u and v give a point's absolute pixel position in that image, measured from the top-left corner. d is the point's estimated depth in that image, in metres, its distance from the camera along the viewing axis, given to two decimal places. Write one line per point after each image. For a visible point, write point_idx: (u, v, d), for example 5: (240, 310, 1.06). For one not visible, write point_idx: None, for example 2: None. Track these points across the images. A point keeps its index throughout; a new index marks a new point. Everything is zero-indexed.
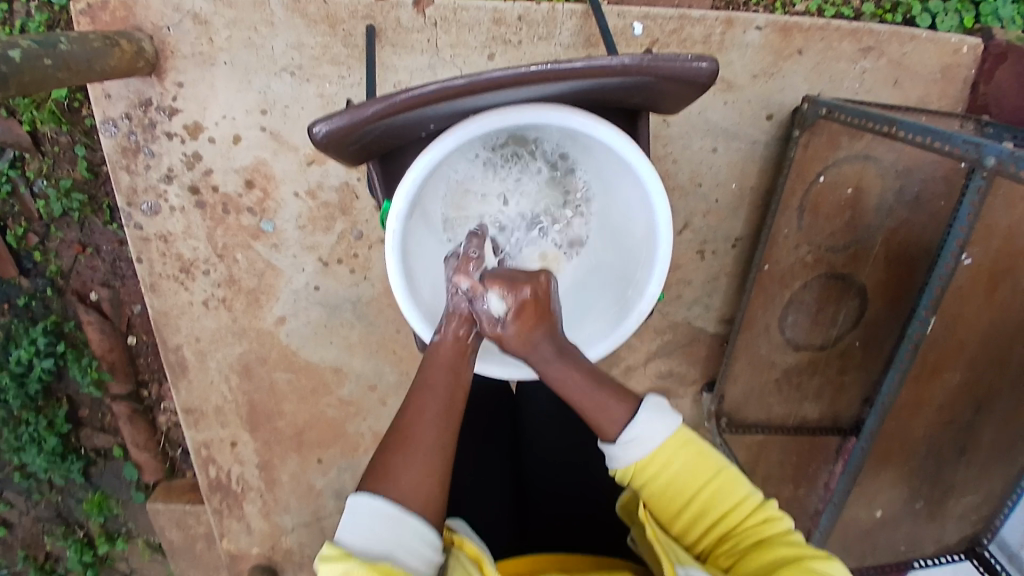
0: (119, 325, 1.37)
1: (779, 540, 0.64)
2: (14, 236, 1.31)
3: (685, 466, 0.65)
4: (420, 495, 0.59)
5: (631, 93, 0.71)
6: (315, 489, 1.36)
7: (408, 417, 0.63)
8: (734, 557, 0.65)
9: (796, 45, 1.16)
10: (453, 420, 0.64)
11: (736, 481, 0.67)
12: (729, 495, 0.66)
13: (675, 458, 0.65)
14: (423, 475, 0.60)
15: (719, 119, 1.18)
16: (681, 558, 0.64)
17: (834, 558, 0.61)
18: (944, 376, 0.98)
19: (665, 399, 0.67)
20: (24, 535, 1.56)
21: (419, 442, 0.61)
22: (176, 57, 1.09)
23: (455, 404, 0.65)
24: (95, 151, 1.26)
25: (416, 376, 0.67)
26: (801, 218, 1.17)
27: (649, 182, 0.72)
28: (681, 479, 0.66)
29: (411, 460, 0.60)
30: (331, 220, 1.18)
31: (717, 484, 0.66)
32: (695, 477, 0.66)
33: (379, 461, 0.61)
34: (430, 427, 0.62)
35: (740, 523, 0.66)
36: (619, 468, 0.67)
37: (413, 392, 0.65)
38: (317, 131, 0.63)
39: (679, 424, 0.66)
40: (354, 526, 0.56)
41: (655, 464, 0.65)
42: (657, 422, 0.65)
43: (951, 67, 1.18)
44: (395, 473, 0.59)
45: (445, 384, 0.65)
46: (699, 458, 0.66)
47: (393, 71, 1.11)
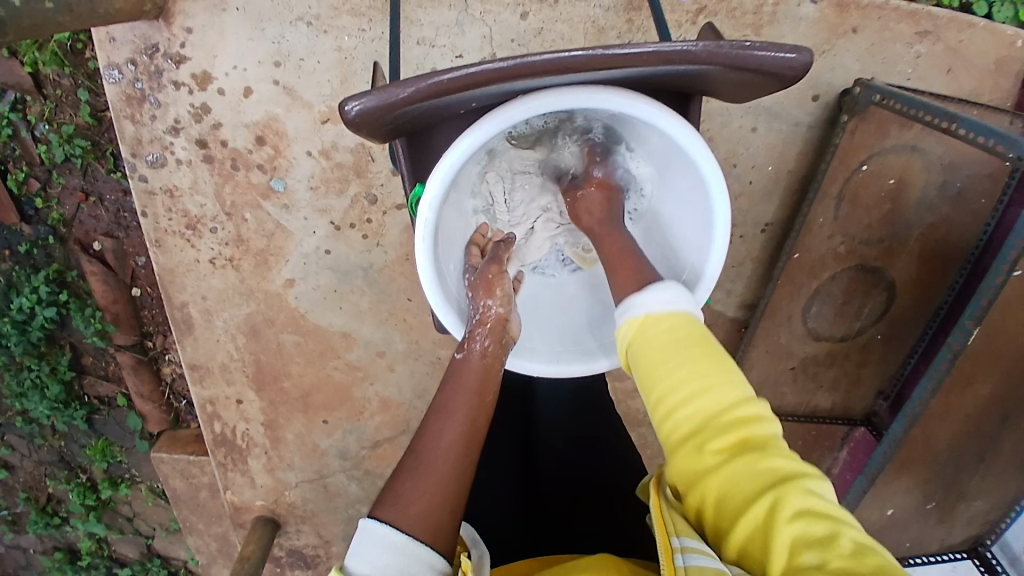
0: (123, 277, 1.33)
1: (767, 447, 0.52)
2: (15, 180, 1.26)
3: (680, 346, 0.56)
4: (431, 521, 0.54)
5: (697, 80, 0.64)
6: (319, 449, 1.35)
7: (423, 442, 0.59)
8: (715, 461, 0.52)
9: (851, 22, 1.07)
10: (473, 445, 0.60)
11: (730, 376, 0.55)
12: (721, 390, 0.54)
13: (672, 338, 0.57)
14: (438, 499, 0.56)
15: (762, 96, 1.11)
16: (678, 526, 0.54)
17: (824, 478, 0.51)
18: (976, 387, 0.95)
19: (681, 287, 0.62)
20: (25, 478, 1.58)
21: (433, 468, 0.57)
22: (185, 2, 1.01)
23: (477, 425, 0.61)
24: (99, 96, 1.19)
25: (435, 399, 0.64)
26: (839, 207, 1.11)
27: (709, 173, 0.66)
28: (672, 359, 0.56)
29: (423, 485, 0.56)
30: (345, 182, 1.13)
31: (710, 369, 0.55)
32: (685, 363, 0.55)
33: (391, 486, 0.57)
34: (445, 452, 0.58)
35: (728, 420, 0.53)
36: (627, 322, 0.61)
37: (430, 417, 0.62)
38: (350, 109, 0.57)
39: (683, 308, 0.60)
40: (362, 554, 0.51)
41: (651, 333, 0.58)
42: (662, 300, 0.60)
43: (1013, 54, 1.09)
44: (405, 499, 0.55)
45: (464, 408, 0.62)
46: (697, 344, 0.56)
47: (417, 27, 1.03)
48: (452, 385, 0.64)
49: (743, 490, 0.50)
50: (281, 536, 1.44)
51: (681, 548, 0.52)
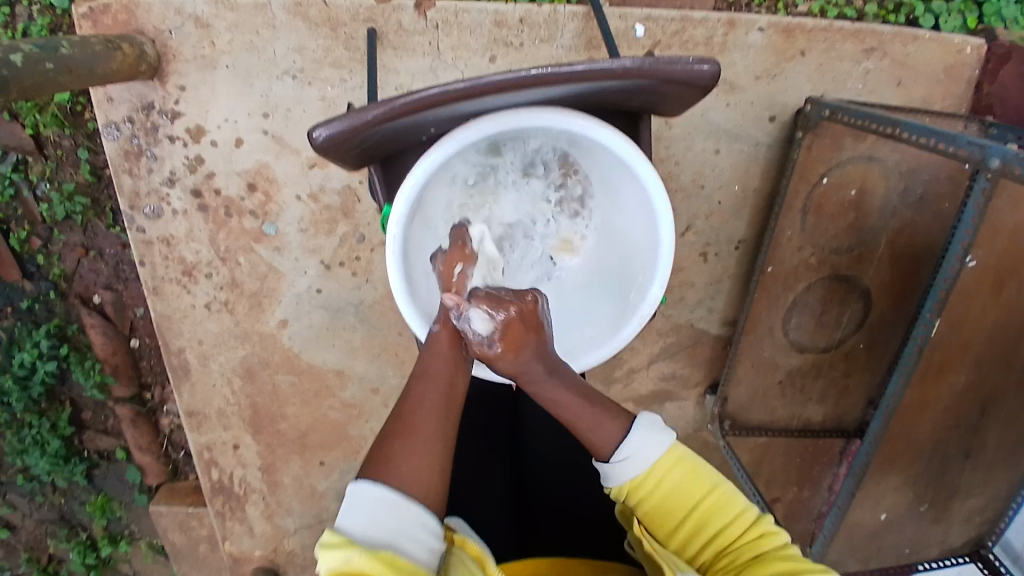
0: (122, 328, 1.37)
1: (774, 555, 0.64)
2: (17, 239, 1.31)
3: (682, 481, 0.66)
4: (421, 482, 0.58)
5: (633, 96, 0.70)
6: (317, 492, 1.36)
7: (407, 408, 0.62)
8: (733, 572, 0.64)
9: (798, 46, 1.15)
10: (454, 410, 0.64)
11: (734, 497, 0.67)
12: (724, 511, 0.66)
13: (672, 477, 0.66)
14: (427, 460, 0.59)
15: (722, 121, 1.18)
16: (678, 568, 0.64)
17: (829, 571, 0.62)
18: (949, 378, 0.98)
19: (659, 418, 0.68)
20: (26, 538, 1.57)
21: (419, 432, 0.60)
22: (179, 61, 1.09)
23: (456, 389, 0.65)
24: (98, 154, 1.26)
25: (417, 366, 0.66)
26: (804, 219, 1.16)
27: (648, 180, 0.72)
28: (677, 493, 0.66)
29: (411, 447, 0.59)
30: (334, 223, 1.19)
31: (714, 505, 0.66)
32: (690, 496, 0.66)
33: (378, 450, 0.60)
34: (429, 417, 0.61)
35: (737, 540, 0.66)
36: (617, 486, 0.67)
37: (412, 384, 0.64)
38: (317, 136, 0.63)
39: (672, 441, 0.67)
40: (355, 513, 0.55)
41: (650, 477, 0.66)
42: (650, 440, 0.66)
43: (952, 68, 1.17)
44: (394, 461, 0.58)
45: (445, 371, 0.65)
46: (694, 473, 0.66)
47: (395, 74, 1.11)
48: (437, 347, 0.67)
49: None
50: None
51: None
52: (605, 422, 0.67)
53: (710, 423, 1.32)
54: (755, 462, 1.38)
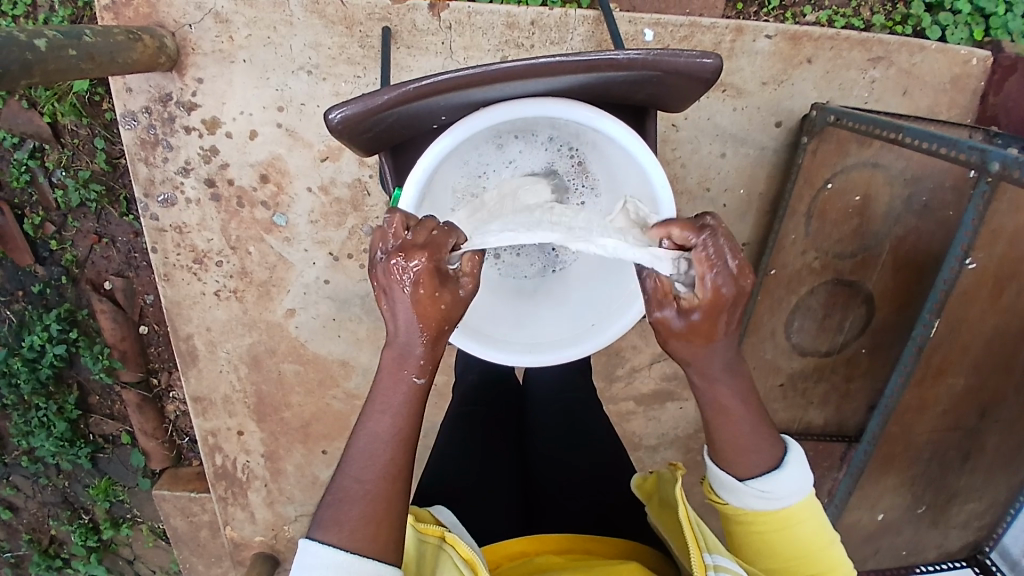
0: (132, 314, 1.39)
1: None
2: (31, 224, 1.34)
3: (802, 532, 0.67)
4: (368, 536, 0.59)
5: (637, 88, 0.72)
6: (319, 481, 1.38)
7: (353, 458, 0.62)
8: None
9: (805, 54, 1.17)
10: (405, 458, 0.62)
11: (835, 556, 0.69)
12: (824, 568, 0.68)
13: (800, 526, 0.68)
14: (372, 514, 0.60)
15: (728, 125, 1.20)
16: (709, 544, 0.67)
17: None
18: (949, 380, 0.99)
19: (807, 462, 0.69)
20: (28, 520, 1.59)
21: (359, 490, 0.60)
22: (196, 54, 1.11)
23: (406, 438, 0.62)
24: (114, 144, 1.29)
25: (363, 414, 0.64)
26: (809, 224, 1.16)
27: (652, 172, 0.73)
28: (789, 538, 0.68)
29: (352, 507, 0.60)
30: (343, 215, 1.21)
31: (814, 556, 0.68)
32: (799, 541, 0.68)
33: (327, 506, 0.61)
34: (369, 474, 0.61)
35: None
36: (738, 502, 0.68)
37: (358, 433, 0.63)
38: (333, 117, 0.65)
39: (806, 490, 0.68)
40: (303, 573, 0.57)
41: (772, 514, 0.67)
42: (793, 482, 0.67)
43: (959, 79, 1.19)
44: (338, 519, 0.59)
45: (390, 424, 0.62)
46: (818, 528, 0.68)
47: (408, 72, 1.13)
48: (376, 400, 0.63)
49: None
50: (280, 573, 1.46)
51: (712, 563, 0.65)
52: (750, 454, 0.67)
53: None
54: None
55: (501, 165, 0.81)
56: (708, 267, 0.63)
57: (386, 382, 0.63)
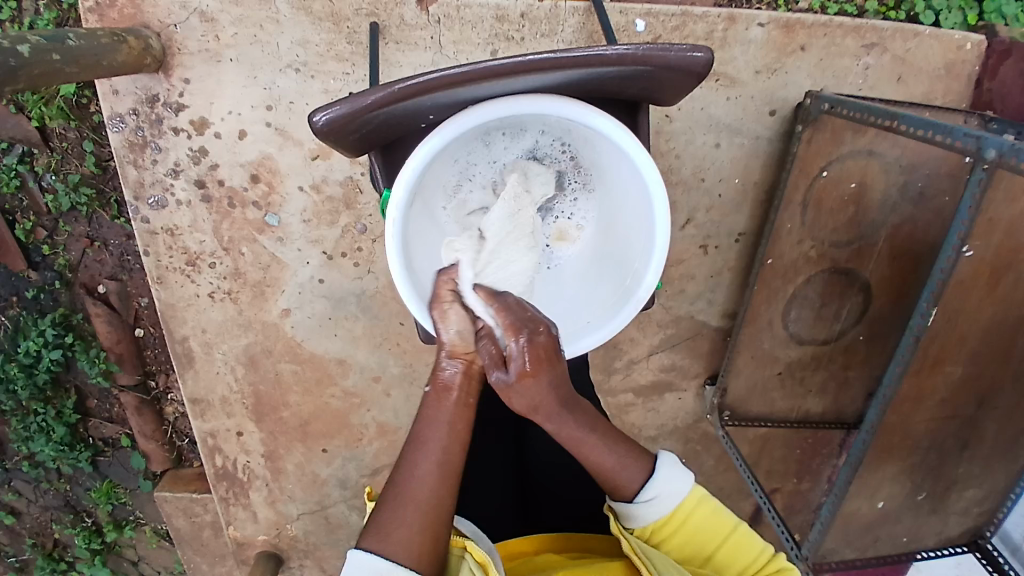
0: (127, 317, 1.39)
1: None
2: (23, 229, 1.33)
3: (703, 525, 0.73)
4: (412, 547, 0.63)
5: (627, 82, 0.71)
6: (319, 479, 1.39)
7: (401, 472, 0.66)
8: None
9: (799, 41, 1.16)
10: (450, 472, 0.66)
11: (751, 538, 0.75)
12: (746, 554, 0.75)
13: (697, 518, 0.73)
14: (418, 525, 0.64)
15: (722, 115, 1.19)
16: (656, 566, 0.68)
17: None
18: (947, 369, 0.99)
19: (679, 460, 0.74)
20: (31, 523, 1.60)
21: (411, 498, 0.64)
22: (183, 54, 1.10)
23: (451, 452, 0.67)
24: (103, 147, 1.28)
25: (411, 430, 0.68)
26: (804, 213, 1.17)
27: (644, 168, 0.72)
28: (692, 534, 0.73)
29: (403, 514, 0.64)
30: (336, 214, 1.20)
31: (734, 544, 0.74)
32: (715, 535, 0.74)
33: (374, 517, 0.65)
34: (422, 483, 0.65)
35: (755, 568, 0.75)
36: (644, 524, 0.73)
37: (407, 448, 0.67)
38: (319, 120, 0.64)
39: (693, 485, 0.73)
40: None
41: (683, 520, 0.72)
42: (678, 485, 0.72)
43: (954, 64, 1.18)
44: (385, 529, 0.63)
45: (438, 439, 0.67)
46: (715, 516, 0.74)
47: (397, 67, 1.12)
48: (428, 415, 0.68)
49: None
50: (283, 571, 1.46)
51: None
52: (629, 472, 0.72)
53: (710, 414, 1.35)
54: (753, 453, 1.40)
55: (492, 162, 0.80)
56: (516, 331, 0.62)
57: (433, 401, 0.68)
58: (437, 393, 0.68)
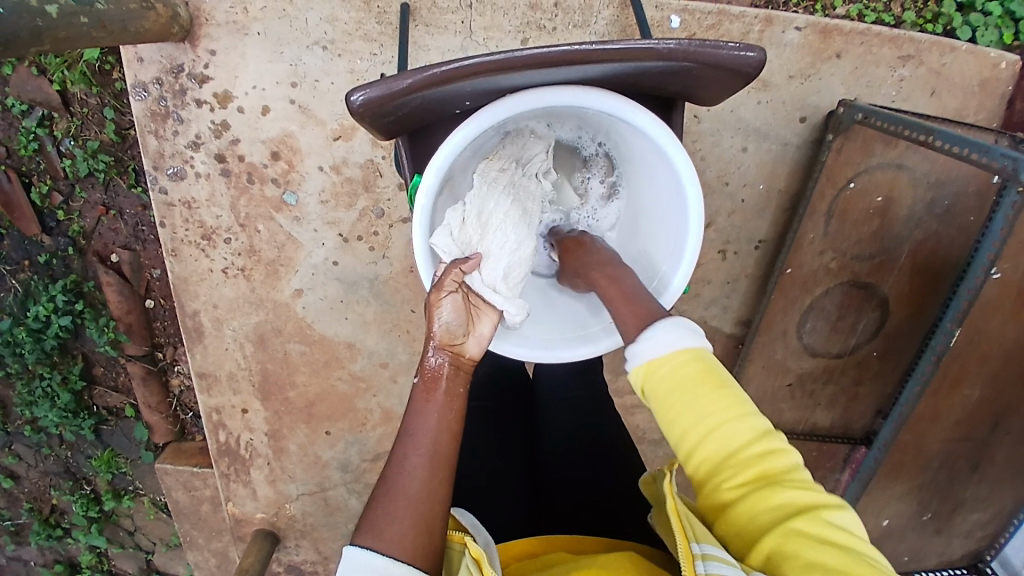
0: (138, 288, 1.38)
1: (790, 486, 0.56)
2: (39, 193, 1.32)
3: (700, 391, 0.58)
4: (408, 544, 0.57)
5: (669, 79, 0.70)
6: (321, 461, 1.38)
7: (392, 466, 0.61)
8: (739, 494, 0.57)
9: (834, 48, 1.14)
10: (442, 464, 0.62)
11: (749, 416, 0.58)
12: (742, 431, 0.57)
13: (685, 375, 0.59)
14: (413, 521, 0.59)
15: (751, 118, 1.17)
16: (697, 533, 0.59)
17: (846, 508, 0.55)
18: (964, 391, 0.97)
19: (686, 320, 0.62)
20: (30, 488, 1.60)
21: (400, 494, 0.60)
22: (210, 25, 1.09)
23: (440, 444, 0.62)
24: (124, 115, 1.27)
25: (401, 424, 0.64)
26: (828, 222, 1.14)
27: (682, 168, 0.71)
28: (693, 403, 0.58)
29: (394, 509, 0.59)
30: (354, 196, 1.19)
31: (727, 415, 0.57)
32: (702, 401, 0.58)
33: (365, 516, 0.60)
34: (411, 476, 0.60)
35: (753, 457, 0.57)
36: (634, 371, 0.62)
37: (398, 443, 0.63)
38: (354, 100, 0.63)
39: (693, 341, 0.60)
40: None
41: (664, 369, 0.60)
42: (673, 335, 0.61)
43: (989, 81, 1.16)
44: (377, 527, 0.58)
45: (426, 431, 0.63)
46: (710, 379, 0.58)
47: (425, 52, 1.10)
48: (418, 405, 0.64)
49: (762, 523, 0.55)
50: (279, 549, 1.46)
51: (700, 554, 0.56)
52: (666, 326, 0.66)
53: None
54: None
55: None
56: (436, 300, 0.67)
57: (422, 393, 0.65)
58: (425, 384, 0.65)
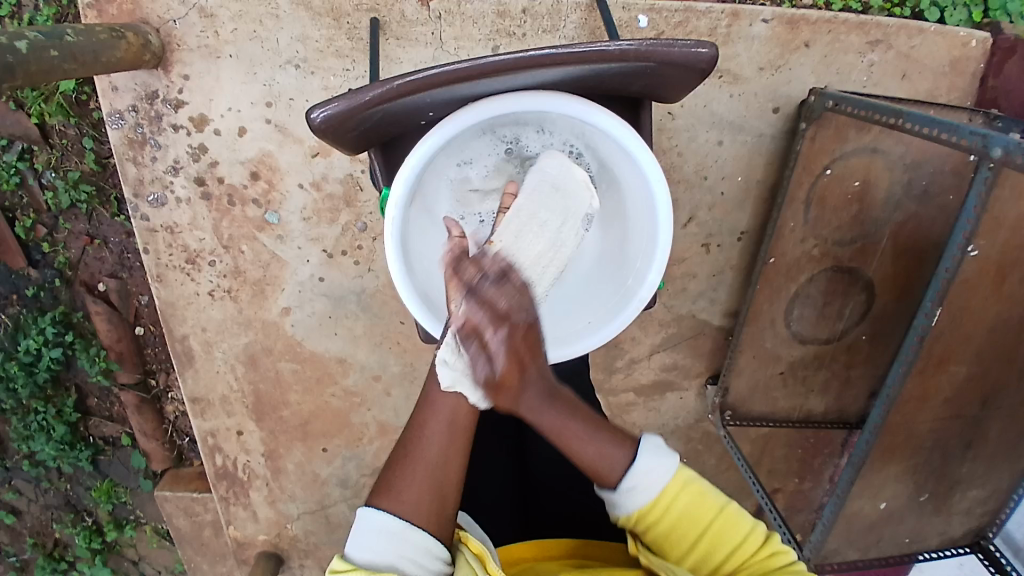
0: (127, 315, 1.38)
1: (784, 572, 0.66)
2: (23, 226, 1.33)
3: (688, 506, 0.67)
4: (422, 509, 0.62)
5: (630, 79, 0.71)
6: (319, 478, 1.38)
7: (414, 430, 0.65)
8: None
9: (802, 38, 1.15)
10: (461, 437, 0.65)
11: (740, 517, 0.69)
12: (734, 531, 0.68)
13: (680, 504, 0.67)
14: (429, 488, 0.63)
15: (725, 112, 1.18)
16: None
17: None
18: (951, 368, 0.98)
19: (663, 440, 0.70)
20: (32, 523, 1.59)
21: (421, 459, 0.64)
22: (183, 50, 1.09)
23: (462, 416, 0.66)
24: (103, 144, 1.27)
25: (424, 392, 0.67)
26: (807, 211, 1.16)
27: (647, 166, 0.72)
28: (685, 517, 0.67)
29: (414, 473, 0.63)
30: (336, 212, 1.19)
31: (718, 524, 0.68)
32: (698, 517, 0.68)
33: (383, 478, 0.64)
34: (431, 444, 0.64)
35: (751, 557, 0.68)
36: (625, 516, 0.69)
37: (420, 408, 0.67)
38: (316, 116, 0.64)
39: (677, 465, 0.69)
40: (360, 542, 0.60)
41: (659, 508, 0.67)
42: (660, 464, 0.68)
43: (958, 61, 1.17)
44: (396, 490, 0.62)
45: (449, 401, 0.66)
46: (699, 498, 0.68)
47: (398, 64, 1.11)
48: (441, 376, 0.67)
49: None
50: (284, 570, 1.46)
51: None
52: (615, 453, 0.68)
53: (712, 413, 1.33)
54: (755, 453, 1.39)
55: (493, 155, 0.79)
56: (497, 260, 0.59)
57: None
58: None
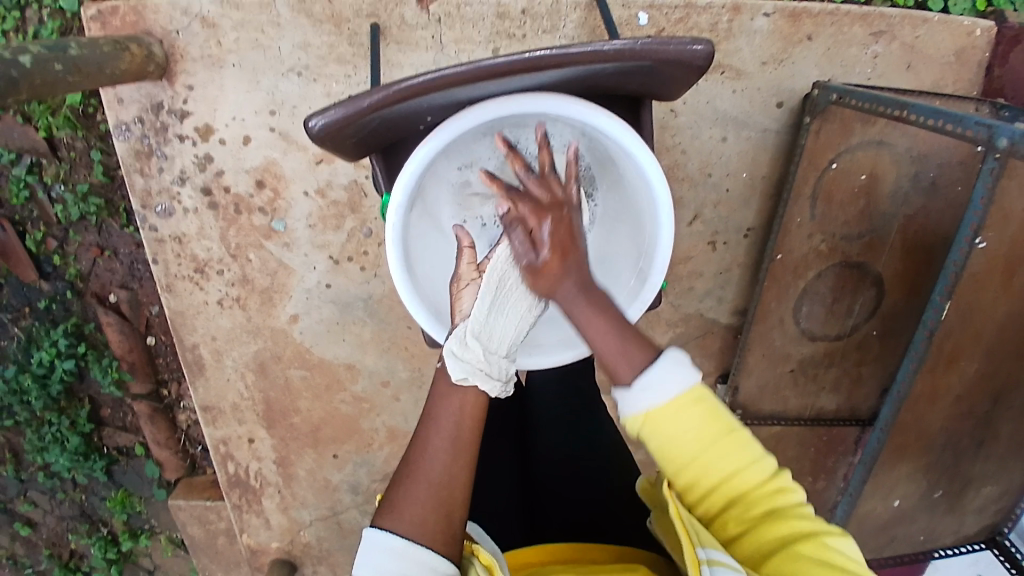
0: (138, 326, 1.40)
1: (790, 514, 0.61)
2: (34, 240, 1.34)
3: (697, 427, 0.59)
4: (428, 527, 0.61)
5: (627, 78, 0.70)
6: (331, 484, 1.38)
7: (416, 448, 0.65)
8: (744, 526, 0.62)
9: (804, 32, 1.14)
10: (464, 451, 0.65)
11: (748, 444, 0.61)
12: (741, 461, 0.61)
13: (687, 421, 0.59)
14: (433, 506, 0.62)
15: (728, 108, 1.17)
16: (700, 537, 0.61)
17: (846, 535, 0.61)
18: (961, 366, 0.97)
19: (684, 354, 0.61)
20: (48, 534, 1.61)
21: (425, 476, 0.64)
22: (186, 60, 1.10)
23: (464, 430, 0.66)
24: (111, 156, 1.29)
25: (426, 407, 0.68)
26: (814, 207, 1.14)
27: (647, 166, 0.71)
28: (691, 438, 0.60)
29: (417, 491, 0.63)
30: (342, 218, 1.20)
31: (725, 455, 0.61)
32: (705, 441, 0.60)
33: (388, 497, 0.64)
34: (434, 459, 0.64)
35: (753, 491, 0.62)
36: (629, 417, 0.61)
37: (421, 426, 0.67)
38: (315, 124, 0.64)
39: (693, 382, 0.60)
40: (366, 563, 0.60)
41: (662, 419, 0.59)
42: (672, 379, 0.59)
43: (964, 50, 1.16)
44: (400, 509, 0.62)
45: (449, 415, 0.66)
46: (711, 420, 0.60)
47: (399, 68, 1.12)
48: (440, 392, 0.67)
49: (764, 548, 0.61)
50: None
51: (706, 559, 0.59)
52: None
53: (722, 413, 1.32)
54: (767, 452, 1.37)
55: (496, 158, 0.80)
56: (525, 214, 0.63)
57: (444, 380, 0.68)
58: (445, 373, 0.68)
